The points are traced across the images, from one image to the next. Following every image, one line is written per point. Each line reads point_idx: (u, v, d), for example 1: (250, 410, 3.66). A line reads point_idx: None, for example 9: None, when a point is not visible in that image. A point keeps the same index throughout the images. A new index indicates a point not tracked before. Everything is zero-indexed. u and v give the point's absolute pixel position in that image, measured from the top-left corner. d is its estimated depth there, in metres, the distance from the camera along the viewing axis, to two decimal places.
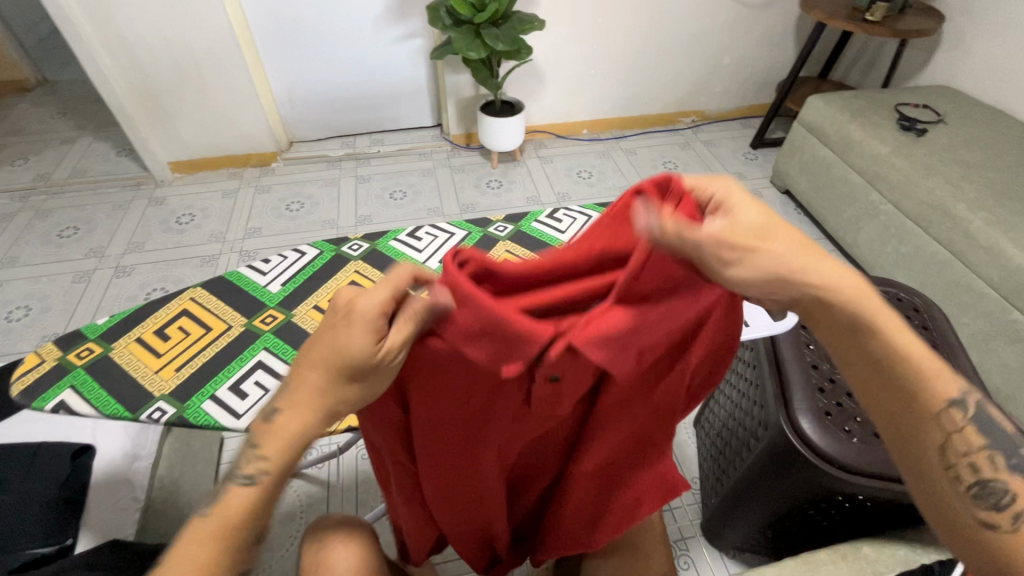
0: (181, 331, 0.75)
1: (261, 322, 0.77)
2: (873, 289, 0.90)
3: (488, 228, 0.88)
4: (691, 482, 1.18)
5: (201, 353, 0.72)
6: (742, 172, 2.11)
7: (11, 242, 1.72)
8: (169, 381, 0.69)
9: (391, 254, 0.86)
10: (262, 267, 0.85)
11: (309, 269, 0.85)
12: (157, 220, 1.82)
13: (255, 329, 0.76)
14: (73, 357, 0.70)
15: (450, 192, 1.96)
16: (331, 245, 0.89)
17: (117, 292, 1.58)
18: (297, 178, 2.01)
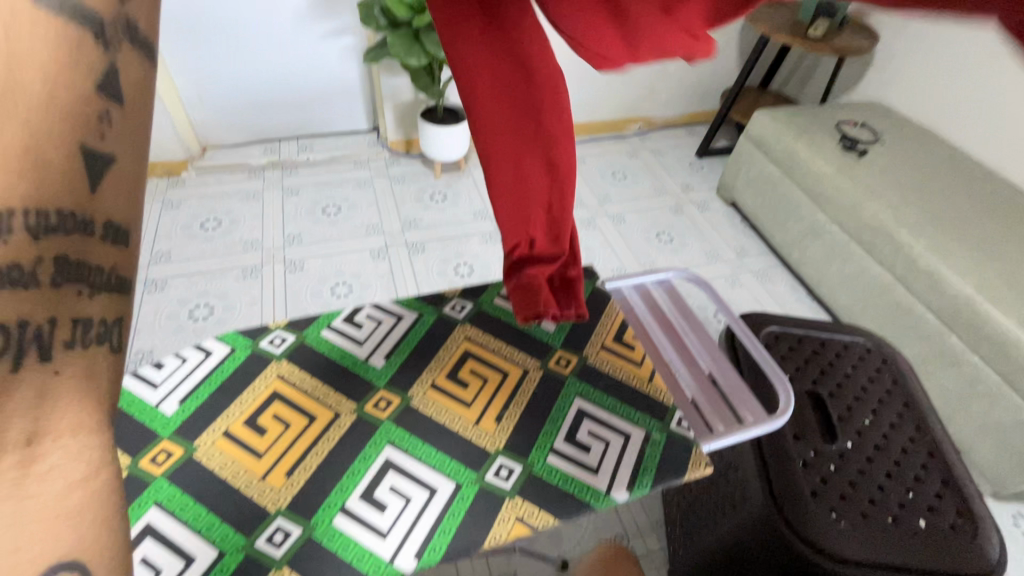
0: (278, 423, 0.74)
1: (151, 460, 0.69)
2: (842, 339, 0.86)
3: (443, 308, 0.91)
4: (656, 526, 1.13)
5: (306, 449, 0.71)
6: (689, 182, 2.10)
7: (154, 236, 1.60)
8: (282, 489, 0.68)
9: (327, 348, 0.84)
10: (152, 376, 0.78)
11: (213, 373, 0.80)
12: (180, 223, 1.65)
13: (142, 473, 0.68)
14: (150, 464, 0.68)
15: (390, 206, 1.80)
16: (245, 339, 0.84)
17: (296, 288, 1.52)
18: (211, 190, 1.77)
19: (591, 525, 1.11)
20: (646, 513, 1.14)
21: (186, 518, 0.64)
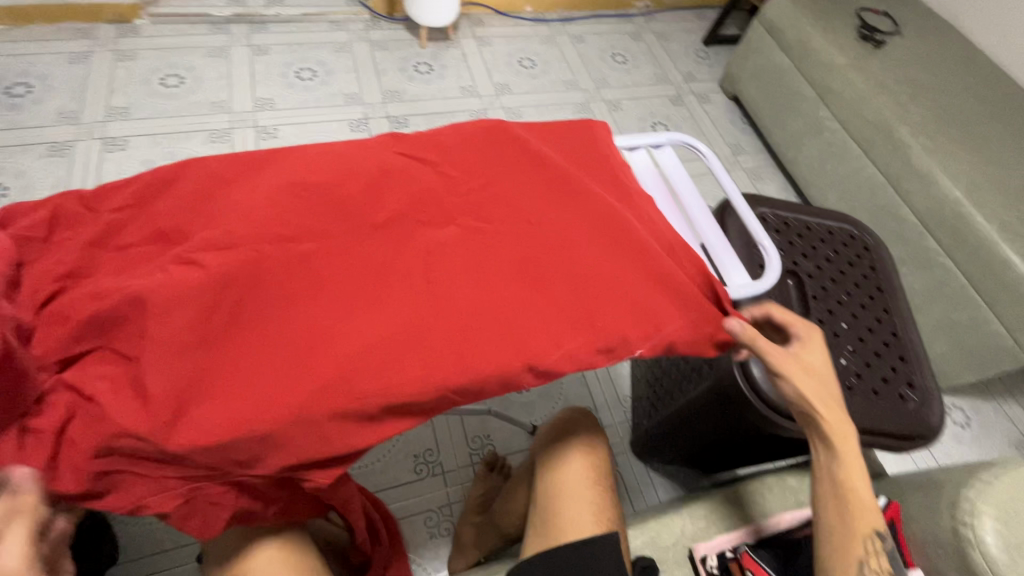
0: None
1: None
2: (828, 225, 0.86)
3: None
4: (623, 401, 1.20)
5: None
6: (691, 71, 1.96)
7: (107, 91, 1.46)
8: None
9: None
10: None
11: None
12: (135, 79, 1.50)
13: None
14: None
15: (370, 75, 1.65)
16: None
17: None
18: (170, 42, 1.59)
19: (562, 398, 1.18)
20: (614, 390, 1.21)
21: None
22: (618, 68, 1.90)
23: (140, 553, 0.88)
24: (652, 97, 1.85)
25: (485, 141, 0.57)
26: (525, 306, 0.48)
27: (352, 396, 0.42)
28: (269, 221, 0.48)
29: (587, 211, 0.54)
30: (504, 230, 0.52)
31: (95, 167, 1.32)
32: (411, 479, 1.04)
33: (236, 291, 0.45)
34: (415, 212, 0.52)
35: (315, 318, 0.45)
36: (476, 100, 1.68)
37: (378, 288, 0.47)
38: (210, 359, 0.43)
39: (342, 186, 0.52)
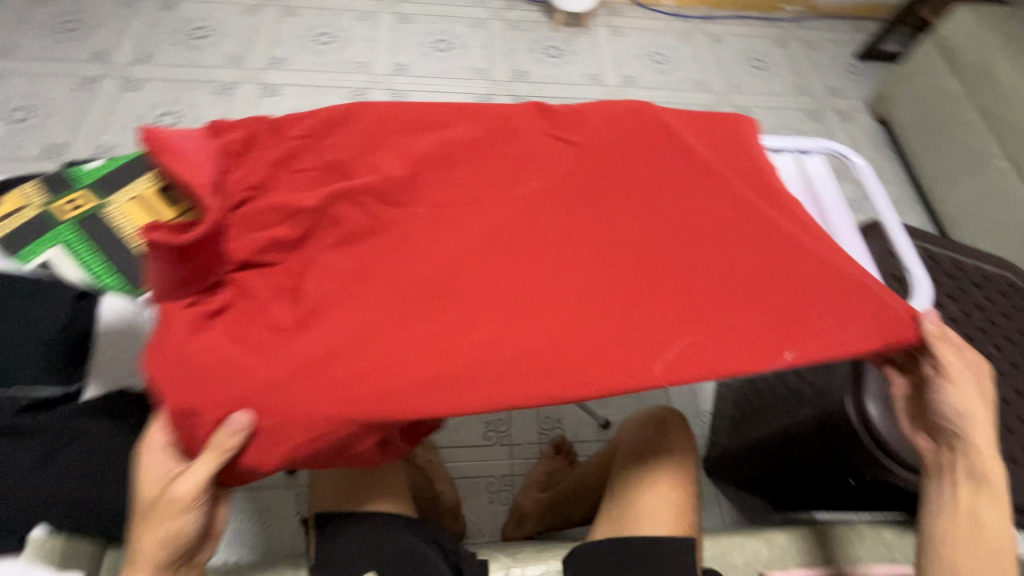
0: None
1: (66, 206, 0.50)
2: (984, 269, 0.76)
3: None
4: (702, 416, 1.16)
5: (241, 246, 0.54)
6: (836, 86, 1.81)
7: (269, 42, 1.61)
8: None
9: None
10: None
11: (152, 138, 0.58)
12: (294, 34, 1.64)
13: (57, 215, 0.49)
14: (63, 208, 0.49)
15: (502, 53, 1.69)
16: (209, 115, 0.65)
17: None
18: (327, 3, 1.72)
19: (640, 399, 1.16)
20: (695, 403, 1.17)
21: (93, 266, 0.48)
22: (755, 73, 1.79)
23: None
24: (787, 108, 1.73)
25: (631, 126, 0.57)
26: (654, 293, 0.48)
27: (481, 345, 0.44)
28: (423, 176, 0.52)
29: (729, 210, 0.53)
30: (640, 216, 0.52)
31: (250, 107, 1.48)
32: (480, 444, 1.08)
33: (385, 234, 0.50)
34: (556, 185, 0.53)
35: (456, 268, 0.48)
36: (601, 89, 1.67)
37: (516, 250, 0.49)
38: (359, 288, 0.47)
39: (492, 154, 0.54)
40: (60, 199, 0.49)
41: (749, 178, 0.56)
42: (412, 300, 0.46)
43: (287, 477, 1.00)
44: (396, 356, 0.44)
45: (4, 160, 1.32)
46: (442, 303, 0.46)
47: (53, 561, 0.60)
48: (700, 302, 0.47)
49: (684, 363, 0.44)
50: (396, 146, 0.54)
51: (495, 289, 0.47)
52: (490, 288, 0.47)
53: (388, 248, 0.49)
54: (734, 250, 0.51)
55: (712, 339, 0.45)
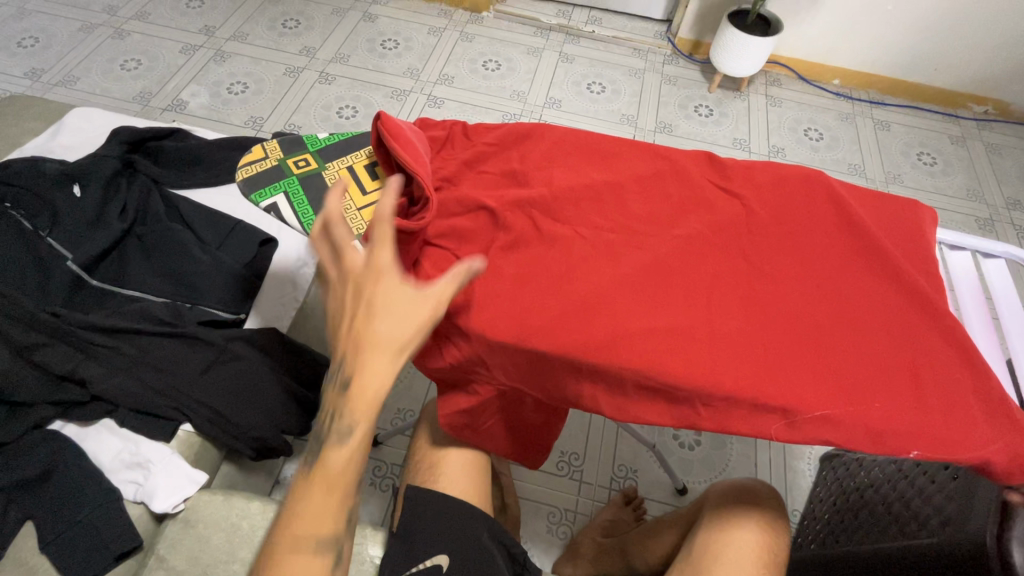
0: None
1: (295, 164, 0.62)
2: None
3: None
4: (791, 513, 1.07)
5: None
6: (1019, 198, 1.62)
7: (444, 61, 1.79)
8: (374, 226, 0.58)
9: None
10: None
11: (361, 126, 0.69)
12: (467, 57, 1.81)
13: (286, 170, 0.62)
14: (292, 164, 0.62)
15: (651, 104, 1.73)
16: None
17: None
18: (501, 35, 1.89)
19: (725, 474, 1.09)
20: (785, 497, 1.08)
21: (302, 212, 0.59)
22: (922, 168, 1.66)
23: None
24: (954, 211, 1.58)
25: (798, 189, 0.57)
26: (795, 357, 0.48)
27: (619, 364, 0.48)
28: (587, 197, 0.56)
29: (890, 294, 0.52)
30: (794, 280, 0.52)
31: (416, 114, 1.64)
32: (551, 471, 1.08)
33: (545, 240, 0.54)
34: (712, 231, 0.54)
35: (606, 286, 0.51)
36: (745, 154, 1.64)
37: (666, 283, 0.51)
38: (513, 284, 0.51)
39: (654, 189, 0.57)
40: (292, 156, 0.62)
41: (918, 262, 0.54)
42: (560, 304, 0.50)
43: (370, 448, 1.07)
44: (538, 355, 0.49)
45: (217, 122, 1.58)
46: (588, 315, 0.49)
47: (188, 456, 0.71)
48: (841, 376, 0.47)
49: (806, 429, 0.46)
50: (566, 167, 0.58)
51: (640, 314, 0.49)
52: (635, 313, 0.50)
53: (546, 256, 0.53)
54: (886, 333, 0.50)
55: (844, 415, 0.46)
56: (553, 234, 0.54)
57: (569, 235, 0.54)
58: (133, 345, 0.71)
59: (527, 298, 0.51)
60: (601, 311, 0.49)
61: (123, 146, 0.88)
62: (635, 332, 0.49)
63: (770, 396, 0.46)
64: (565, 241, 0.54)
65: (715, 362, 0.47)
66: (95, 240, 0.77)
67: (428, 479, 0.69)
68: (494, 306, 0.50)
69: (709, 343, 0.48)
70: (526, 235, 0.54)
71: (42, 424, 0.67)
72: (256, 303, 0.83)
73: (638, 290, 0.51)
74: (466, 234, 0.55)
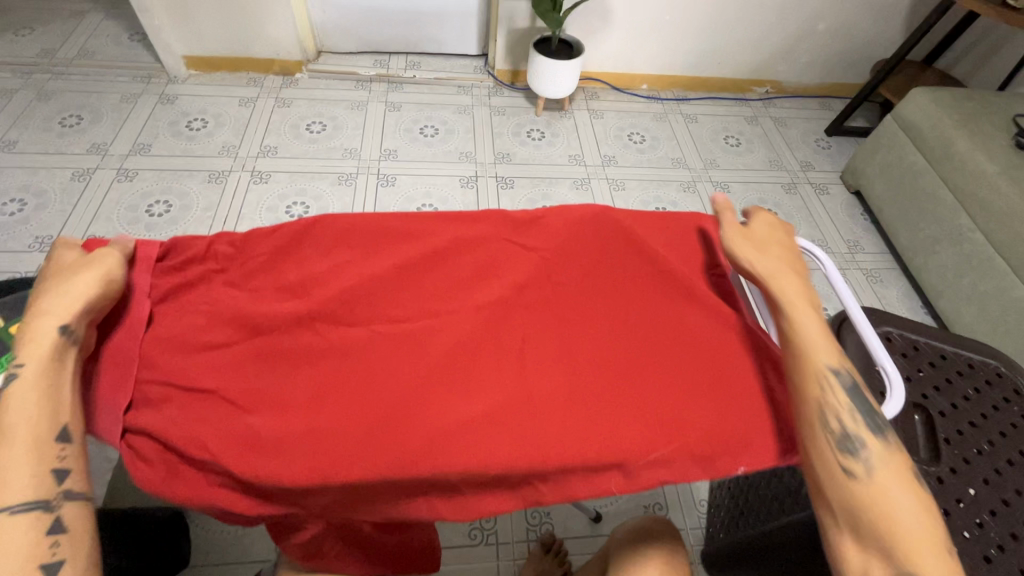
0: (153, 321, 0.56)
1: None
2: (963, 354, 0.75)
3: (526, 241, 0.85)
4: (698, 505, 1.11)
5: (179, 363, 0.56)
6: (809, 160, 1.88)
7: (262, 131, 1.68)
8: None
9: None
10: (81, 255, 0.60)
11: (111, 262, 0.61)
12: (287, 123, 1.72)
13: None
14: None
15: (486, 136, 1.77)
16: None
17: (386, 200, 1.56)
18: (320, 94, 1.82)
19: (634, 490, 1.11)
20: (690, 491, 1.12)
21: None
22: (730, 150, 1.87)
23: (204, 558, 0.95)
24: (765, 182, 1.79)
25: (584, 233, 0.59)
26: (613, 406, 0.48)
27: (440, 468, 0.44)
28: (378, 296, 0.54)
29: (685, 316, 0.55)
30: (597, 325, 0.53)
31: (241, 194, 1.51)
32: (465, 543, 1.02)
33: (345, 356, 0.50)
34: (515, 295, 0.54)
35: (412, 386, 0.48)
36: (581, 168, 1.73)
37: (474, 364, 0.50)
38: (310, 411, 0.47)
39: (451, 270, 0.57)
40: None
41: (706, 279, 0.58)
42: (363, 419, 0.46)
43: None
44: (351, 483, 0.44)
45: None
46: (398, 422, 0.46)
47: None
48: (661, 410, 0.48)
49: (641, 475, 0.46)
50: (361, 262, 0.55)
51: (453, 405, 0.47)
52: (448, 405, 0.47)
53: (340, 370, 0.50)
54: (692, 357, 0.52)
55: (674, 453, 0.46)
56: (344, 346, 0.51)
57: (362, 341, 0.51)
58: None
59: (327, 423, 0.46)
60: (408, 416, 0.46)
61: None
62: (450, 428, 0.46)
63: (597, 454, 0.45)
64: (356, 350, 0.51)
65: (538, 434, 0.46)
66: None
67: None
68: (288, 443, 0.46)
69: (528, 416, 0.47)
70: (314, 354, 0.51)
71: None
72: None
73: (447, 379, 0.49)
74: (241, 372, 0.50)
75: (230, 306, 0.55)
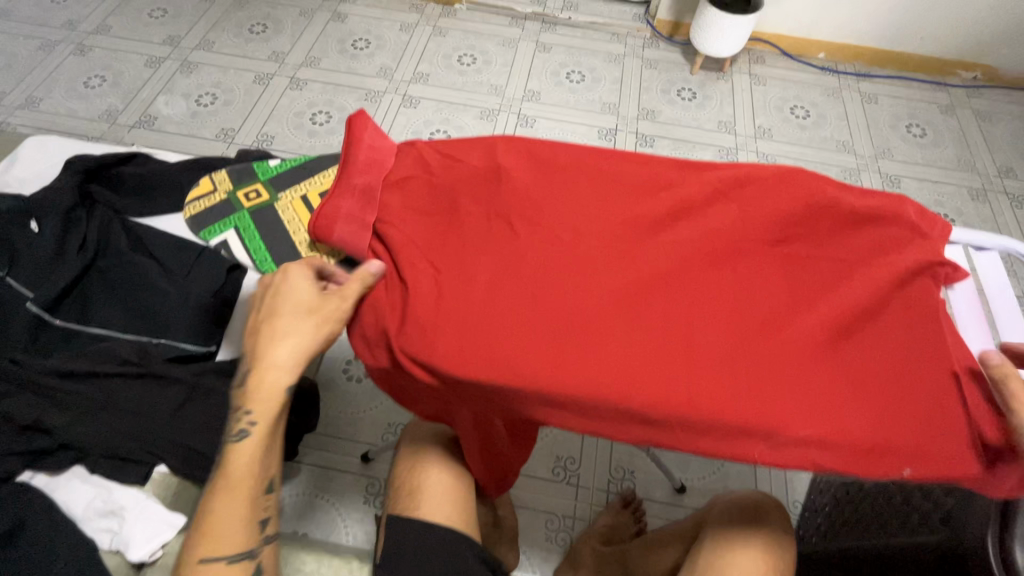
0: None
1: (244, 196, 0.61)
2: None
3: None
4: (791, 505, 1.06)
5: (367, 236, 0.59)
6: (1012, 166, 1.59)
7: (417, 58, 1.74)
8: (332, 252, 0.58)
9: None
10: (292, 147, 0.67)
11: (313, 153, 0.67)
12: (441, 53, 1.76)
13: (236, 205, 0.60)
14: (241, 197, 0.60)
15: (632, 89, 1.69)
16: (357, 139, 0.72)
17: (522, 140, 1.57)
18: (474, 27, 1.83)
19: (723, 471, 1.08)
20: (785, 489, 1.07)
21: (254, 247, 0.57)
22: (911, 140, 1.63)
23: (325, 429, 1.08)
24: (946, 184, 1.55)
25: (792, 184, 0.54)
26: (783, 378, 0.45)
27: (589, 387, 0.45)
28: (560, 200, 0.53)
29: (882, 305, 0.49)
30: (783, 290, 0.49)
31: (391, 116, 1.60)
32: (549, 478, 1.06)
33: (531, 253, 0.50)
34: (700, 240, 0.51)
35: (578, 303, 0.48)
36: (731, 137, 1.60)
37: (645, 295, 0.48)
38: (479, 295, 0.48)
39: (653, 195, 0.54)
40: (241, 188, 0.61)
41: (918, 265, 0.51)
42: (527, 321, 0.47)
43: (362, 465, 1.06)
44: (504, 374, 0.45)
45: (187, 136, 1.53)
46: (556, 331, 0.46)
47: (166, 499, 0.69)
48: (830, 397, 0.45)
49: (789, 452, 0.44)
50: (540, 184, 0.54)
51: (615, 329, 0.47)
52: (612, 331, 0.47)
53: (515, 262, 0.50)
54: (862, 348, 0.47)
55: (805, 432, 0.44)
56: (520, 237, 0.51)
57: (537, 238, 0.51)
58: (97, 390, 0.67)
59: (493, 314, 0.47)
60: (570, 329, 0.47)
61: (79, 175, 0.84)
62: (607, 352, 0.46)
63: (751, 419, 0.44)
64: (531, 246, 0.51)
65: (694, 382, 0.45)
66: (53, 279, 0.74)
67: (408, 506, 0.64)
68: (457, 319, 0.47)
69: (690, 365, 0.45)
70: (494, 240, 0.51)
71: (8, 478, 0.65)
72: (228, 332, 0.81)
73: (614, 303, 0.48)
74: (426, 240, 0.53)
75: (428, 178, 0.56)
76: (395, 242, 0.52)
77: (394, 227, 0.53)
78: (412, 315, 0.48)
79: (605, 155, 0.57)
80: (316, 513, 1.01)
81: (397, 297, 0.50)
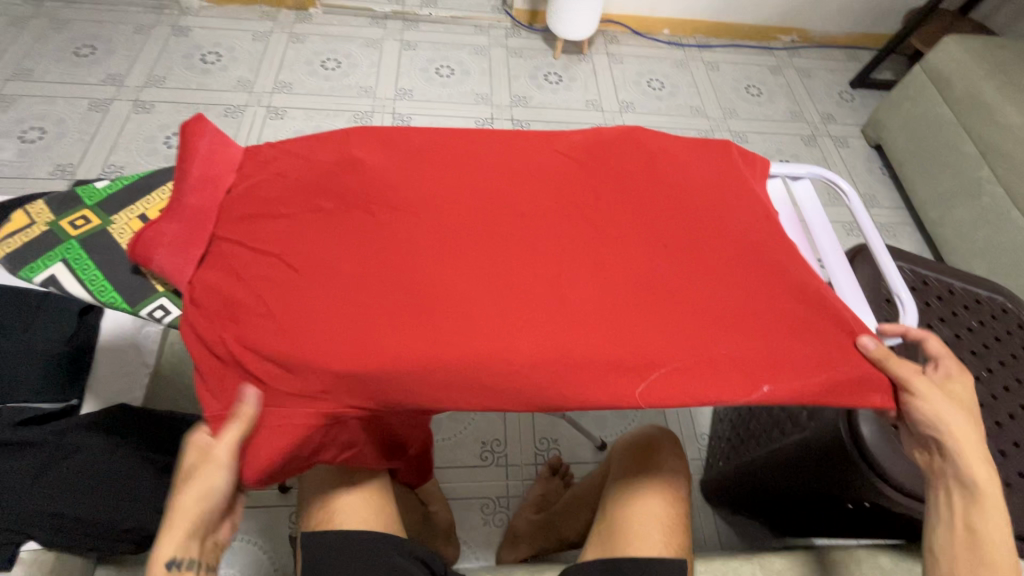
0: None
1: (69, 223, 0.56)
2: (952, 283, 0.80)
3: None
4: (699, 439, 1.16)
5: None
6: (832, 113, 1.84)
7: (277, 67, 1.66)
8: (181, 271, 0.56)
9: None
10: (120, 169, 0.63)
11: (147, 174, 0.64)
12: (302, 60, 1.69)
13: (59, 233, 0.55)
14: (66, 225, 0.56)
15: (502, 78, 1.74)
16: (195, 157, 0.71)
17: None
18: (334, 30, 1.78)
19: (636, 421, 1.16)
20: (691, 425, 1.17)
21: (89, 276, 0.53)
22: (751, 100, 1.83)
23: None
24: (783, 134, 1.76)
25: (626, 150, 0.60)
26: (643, 319, 0.50)
27: (470, 357, 0.46)
28: (422, 185, 0.54)
29: (718, 242, 0.56)
30: (635, 240, 0.54)
31: (258, 130, 1.51)
32: (478, 465, 1.08)
33: (403, 244, 0.51)
34: (556, 207, 0.55)
35: (451, 282, 0.49)
36: (599, 114, 1.70)
37: (511, 264, 0.51)
38: (349, 290, 0.48)
39: (510, 169, 0.57)
40: (66, 216, 0.56)
41: (739, 204, 0.59)
42: (400, 308, 0.48)
43: (281, 496, 1.00)
44: (384, 361, 0.46)
45: (15, 178, 1.34)
46: (430, 313, 0.48)
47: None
48: (684, 327, 0.50)
49: (657, 382, 0.48)
50: (401, 171, 0.55)
51: (487, 299, 0.49)
52: (486, 302, 0.49)
53: (383, 251, 0.50)
54: (707, 281, 0.53)
55: (666, 363, 0.48)
56: (386, 226, 0.52)
57: (402, 224, 0.52)
58: None
59: (365, 307, 0.48)
60: (444, 308, 0.48)
61: None
62: (483, 323, 0.48)
63: (619, 360, 0.48)
64: (397, 233, 0.51)
65: (565, 336, 0.48)
66: None
67: (324, 520, 0.62)
68: (330, 318, 0.47)
69: (560, 322, 0.49)
70: (359, 234, 0.51)
71: None
72: (90, 382, 0.73)
73: (483, 276, 0.50)
74: (288, 242, 0.51)
75: (282, 179, 0.55)
76: (256, 249, 0.51)
77: (252, 237, 0.51)
78: (282, 320, 0.47)
79: (461, 135, 0.60)
80: (238, 557, 0.94)
81: (264, 305, 0.48)
